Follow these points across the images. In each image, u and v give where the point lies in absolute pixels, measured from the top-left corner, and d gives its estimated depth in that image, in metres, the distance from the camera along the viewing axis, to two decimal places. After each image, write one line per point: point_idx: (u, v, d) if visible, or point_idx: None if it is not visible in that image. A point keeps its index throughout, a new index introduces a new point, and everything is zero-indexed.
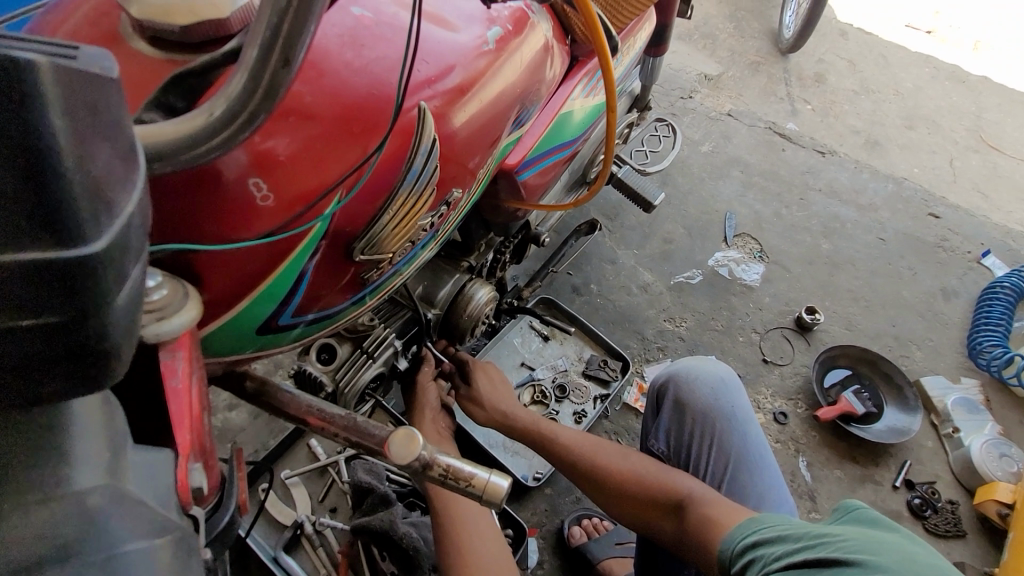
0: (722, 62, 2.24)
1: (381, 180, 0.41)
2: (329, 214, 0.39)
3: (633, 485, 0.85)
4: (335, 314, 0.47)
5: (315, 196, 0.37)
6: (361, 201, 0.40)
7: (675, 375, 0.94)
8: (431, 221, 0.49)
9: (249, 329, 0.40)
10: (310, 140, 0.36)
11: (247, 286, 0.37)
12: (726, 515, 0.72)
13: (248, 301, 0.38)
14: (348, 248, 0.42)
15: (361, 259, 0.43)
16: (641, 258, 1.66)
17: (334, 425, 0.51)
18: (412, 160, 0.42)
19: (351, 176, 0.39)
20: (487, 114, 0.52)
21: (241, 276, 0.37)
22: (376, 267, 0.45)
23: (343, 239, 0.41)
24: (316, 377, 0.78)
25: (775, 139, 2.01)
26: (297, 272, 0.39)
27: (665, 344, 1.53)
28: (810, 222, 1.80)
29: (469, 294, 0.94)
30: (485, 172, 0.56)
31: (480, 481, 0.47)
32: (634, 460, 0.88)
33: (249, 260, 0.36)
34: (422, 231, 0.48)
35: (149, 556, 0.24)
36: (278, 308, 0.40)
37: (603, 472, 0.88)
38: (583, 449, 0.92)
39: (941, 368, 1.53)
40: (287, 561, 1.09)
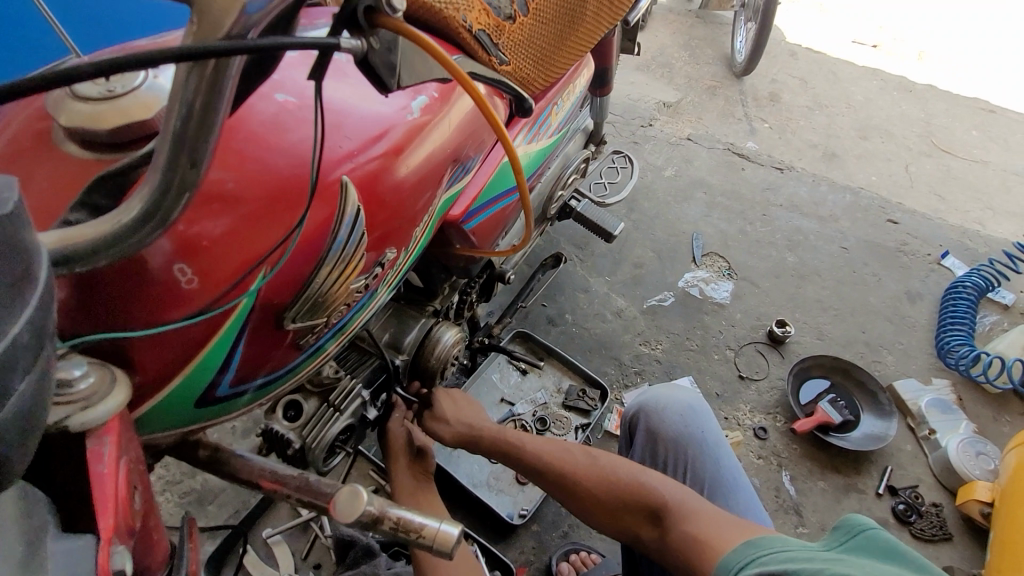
0: (680, 89, 2.34)
1: (308, 252, 0.43)
2: (255, 290, 0.41)
3: (607, 490, 0.82)
4: (279, 377, 0.49)
5: (240, 275, 0.39)
6: (288, 273, 0.43)
7: (645, 405, 0.92)
8: (366, 282, 0.51)
9: (186, 403, 0.42)
10: (235, 224, 0.39)
11: (180, 363, 0.39)
12: (712, 530, 0.69)
13: (181, 377, 0.40)
14: (279, 317, 0.44)
15: (293, 327, 0.45)
16: (614, 285, 1.70)
17: (287, 487, 0.52)
18: (338, 229, 0.45)
19: (275, 253, 0.41)
20: (417, 176, 0.55)
21: (174, 355, 0.39)
22: (312, 332, 0.47)
23: (274, 309, 0.43)
24: (283, 435, 0.80)
25: (734, 159, 2.09)
26: (229, 347, 0.41)
27: (642, 368, 1.55)
28: (774, 237, 1.86)
29: (436, 337, 0.96)
30: (423, 228, 0.59)
31: (431, 531, 0.49)
32: (604, 461, 0.85)
33: (181, 338, 0.38)
34: (357, 293, 0.50)
35: None
36: (217, 378, 0.42)
37: (576, 477, 0.85)
38: (550, 455, 0.90)
39: (914, 370, 1.56)
40: None
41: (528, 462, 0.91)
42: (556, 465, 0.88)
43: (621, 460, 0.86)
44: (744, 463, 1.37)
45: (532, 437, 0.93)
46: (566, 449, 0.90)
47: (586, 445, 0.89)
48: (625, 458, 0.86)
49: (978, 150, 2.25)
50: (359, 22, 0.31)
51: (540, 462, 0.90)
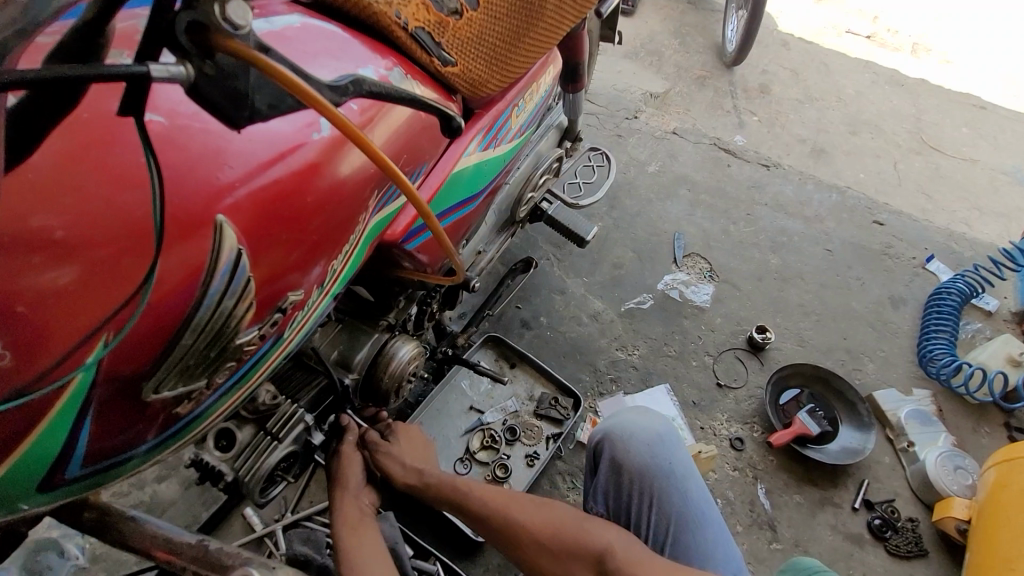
0: (667, 78, 2.25)
1: (165, 311, 0.41)
2: (93, 362, 0.39)
3: (553, 540, 0.76)
4: (175, 433, 0.48)
5: (72, 344, 0.38)
6: (141, 335, 0.41)
7: (611, 432, 0.86)
8: (262, 331, 0.49)
9: (33, 481, 0.40)
10: (63, 289, 0.37)
11: (17, 438, 0.38)
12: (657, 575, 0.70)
13: (20, 456, 0.38)
14: (141, 386, 0.42)
15: (161, 397, 0.44)
16: (592, 287, 1.64)
17: (182, 558, 0.46)
18: (210, 281, 0.43)
19: (116, 317, 0.39)
20: (321, 210, 0.51)
21: (9, 427, 0.37)
22: (188, 400, 0.46)
23: (132, 377, 0.42)
24: (214, 467, 0.74)
25: (720, 155, 2.03)
26: (78, 415, 0.40)
27: (618, 374, 1.50)
28: (758, 238, 1.80)
29: (391, 352, 0.90)
30: (343, 260, 0.57)
31: None
32: (547, 508, 0.79)
33: (15, 416, 0.37)
34: (250, 345, 0.48)
35: None
36: (74, 446, 0.41)
37: (518, 530, 0.77)
38: (490, 503, 0.81)
39: (894, 379, 1.53)
40: None
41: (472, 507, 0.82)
42: (500, 514, 0.79)
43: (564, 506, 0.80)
44: (719, 476, 1.34)
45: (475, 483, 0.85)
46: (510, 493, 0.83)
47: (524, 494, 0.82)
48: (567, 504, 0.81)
49: (968, 148, 2.20)
50: (183, 44, 0.34)
51: (482, 514, 0.80)
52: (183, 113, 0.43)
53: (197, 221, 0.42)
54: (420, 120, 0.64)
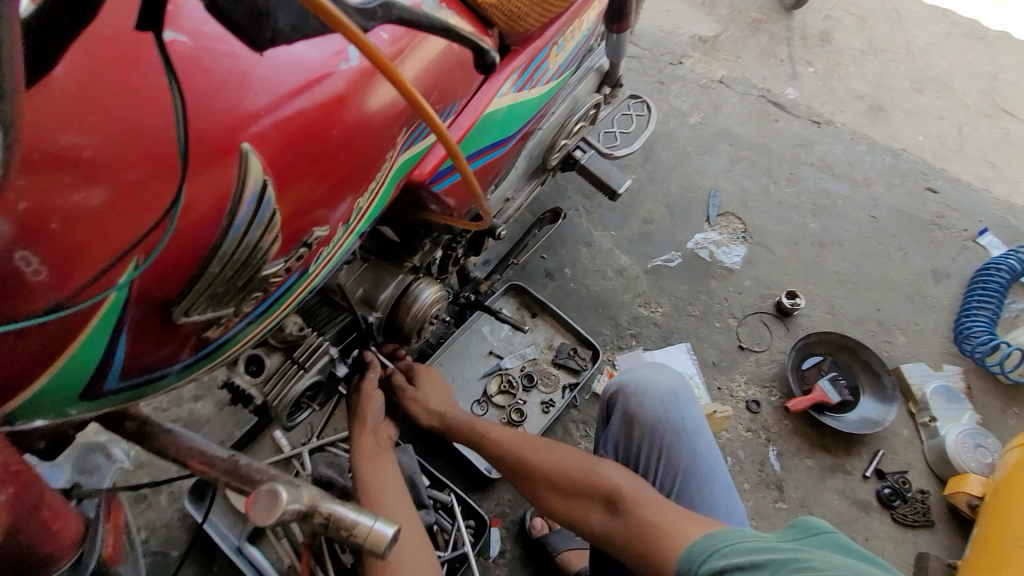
0: (719, 21, 2.09)
1: (193, 238, 0.43)
2: (126, 283, 0.41)
3: (565, 481, 0.78)
4: (207, 355, 0.51)
5: (105, 265, 0.39)
6: (169, 259, 0.42)
7: (625, 386, 0.87)
8: (288, 265, 0.50)
9: (74, 392, 0.43)
10: (94, 209, 0.38)
11: (57, 351, 0.40)
12: (663, 514, 0.68)
13: (59, 368, 0.40)
14: (171, 309, 0.44)
15: (191, 320, 0.46)
16: (619, 241, 1.61)
17: (215, 470, 0.49)
18: (236, 212, 0.43)
19: (146, 241, 0.40)
20: (348, 144, 0.51)
21: (51, 338, 0.39)
22: (217, 324, 0.48)
23: (163, 300, 0.44)
24: (244, 391, 0.77)
25: (768, 108, 1.91)
26: (112, 333, 0.42)
27: (639, 330, 1.49)
28: (799, 200, 1.72)
29: (414, 294, 0.92)
30: (369, 198, 0.57)
31: (363, 529, 0.46)
32: (562, 452, 0.82)
33: (52, 329, 0.39)
34: (276, 277, 0.49)
35: None
36: (111, 361, 0.43)
37: (534, 469, 0.82)
38: (510, 445, 0.86)
39: (925, 354, 1.48)
40: (250, 551, 1.12)
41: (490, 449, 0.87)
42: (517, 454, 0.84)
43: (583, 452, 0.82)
44: (731, 435, 1.35)
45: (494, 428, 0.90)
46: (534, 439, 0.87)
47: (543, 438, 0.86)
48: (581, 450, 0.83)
49: None
50: None
51: (504, 453, 0.86)
52: (208, 34, 0.43)
53: (223, 149, 0.42)
54: (453, 54, 0.62)
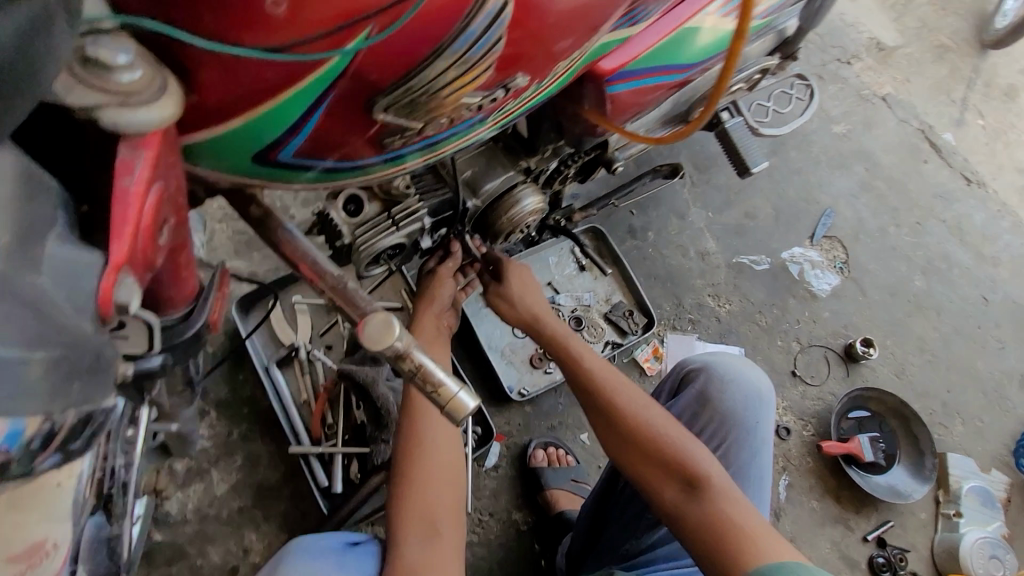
0: (903, 33, 1.85)
1: (428, 31, 0.38)
2: (350, 51, 0.36)
3: (648, 437, 0.71)
4: (353, 167, 0.47)
5: (340, 23, 0.34)
6: (396, 46, 0.37)
7: (711, 367, 0.83)
8: (481, 102, 0.46)
9: (247, 151, 0.40)
10: None
11: (250, 102, 0.36)
12: (750, 523, 0.64)
13: (241, 121, 0.37)
14: (371, 100, 0.40)
15: (384, 119, 0.41)
16: (713, 225, 1.52)
17: (324, 283, 0.49)
18: (475, 19, 0.38)
19: (387, 14, 0.35)
20: None
21: (250, 84, 0.35)
22: (400, 135, 0.44)
23: (368, 87, 0.39)
24: (336, 226, 0.77)
25: (921, 146, 1.72)
26: (307, 104, 0.38)
27: (698, 318, 1.44)
28: (913, 252, 1.59)
29: (517, 197, 0.87)
30: (567, 65, 0.52)
31: (446, 392, 0.46)
32: (655, 409, 0.74)
33: (260, 72, 0.34)
34: (466, 110, 0.45)
35: (18, 370, 0.25)
36: (290, 133, 0.39)
37: (618, 411, 0.74)
38: (598, 375, 0.78)
39: (976, 452, 1.40)
40: (276, 375, 1.19)
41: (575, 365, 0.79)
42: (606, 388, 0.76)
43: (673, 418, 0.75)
44: None
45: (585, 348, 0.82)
46: (622, 378, 0.79)
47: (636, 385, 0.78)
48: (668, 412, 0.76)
49: None
50: None
51: (590, 380, 0.78)
52: None
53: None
54: None
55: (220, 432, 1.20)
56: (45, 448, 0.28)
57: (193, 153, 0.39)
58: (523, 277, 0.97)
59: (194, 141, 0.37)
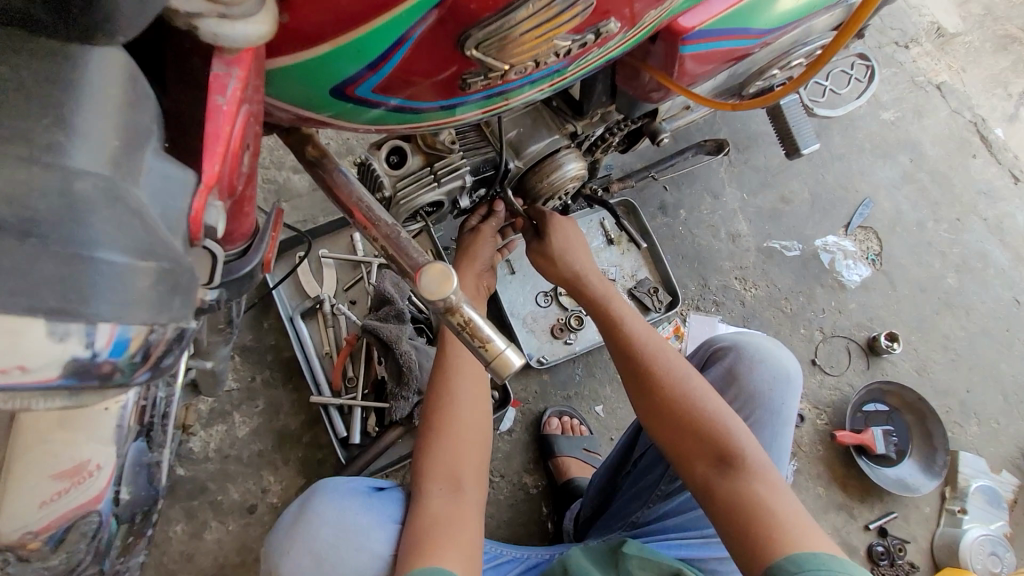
0: (969, 20, 1.76)
1: None
2: None
3: (685, 411, 0.73)
4: (417, 110, 0.45)
5: None
6: None
7: (742, 346, 0.82)
8: (568, 48, 0.44)
9: (326, 83, 0.38)
10: None
11: (338, 29, 0.34)
12: (780, 505, 0.64)
13: (330, 48, 0.35)
14: (462, 35, 0.38)
15: (472, 58, 0.39)
16: (747, 206, 1.49)
17: (376, 232, 0.48)
18: None
19: None
20: None
21: (336, 7, 0.33)
22: (483, 76, 0.42)
23: (462, 19, 0.37)
24: (378, 177, 0.76)
25: (972, 140, 1.65)
26: (397, 37, 0.36)
27: (722, 300, 1.42)
28: (950, 249, 1.55)
29: (559, 162, 0.85)
30: (655, 15, 0.50)
31: (494, 349, 0.45)
32: (694, 381, 0.75)
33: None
34: (553, 56, 0.44)
35: (125, 275, 0.24)
36: (371, 66, 0.38)
37: (657, 379, 0.76)
38: (639, 342, 0.80)
39: (988, 453, 1.40)
40: (300, 325, 1.20)
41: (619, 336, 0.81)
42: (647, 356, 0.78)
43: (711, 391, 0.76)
44: None
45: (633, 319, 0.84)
46: (667, 351, 0.80)
47: (679, 355, 0.79)
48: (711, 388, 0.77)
49: None
50: None
51: (631, 346, 0.80)
52: None
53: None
54: None
55: (244, 376, 1.22)
56: (144, 361, 0.28)
57: (275, 80, 0.38)
58: (567, 236, 0.92)
59: (279, 66, 0.36)
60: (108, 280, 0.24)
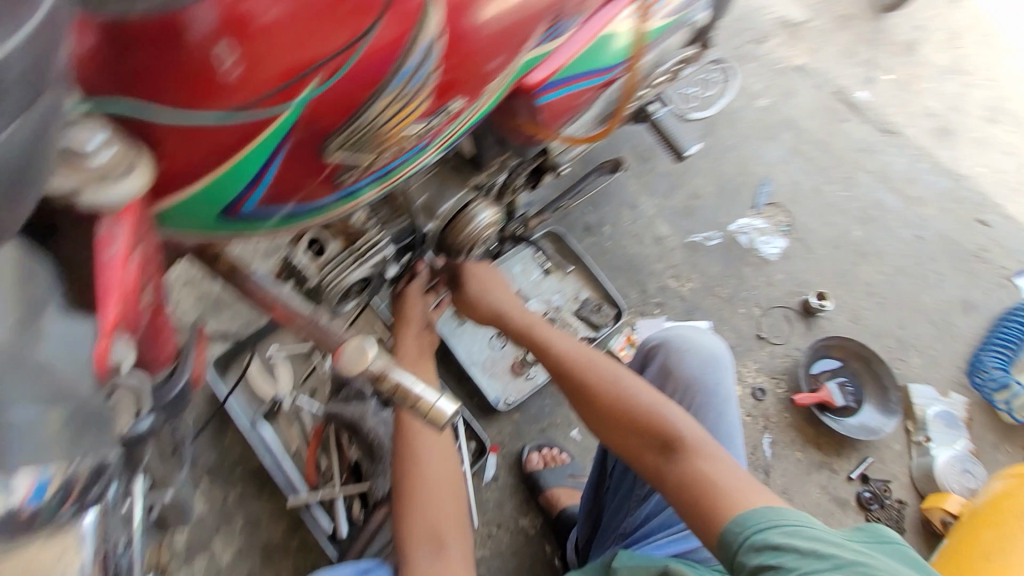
0: (809, 8, 2.00)
1: (370, 73, 0.40)
2: (304, 99, 0.38)
3: (623, 409, 0.74)
4: (312, 208, 0.49)
5: (289, 78, 0.36)
6: (341, 92, 0.39)
7: (669, 341, 0.90)
8: (423, 130, 0.50)
9: (211, 209, 0.41)
10: (296, 14, 0.34)
11: (209, 164, 0.37)
12: (726, 477, 0.64)
13: (205, 181, 0.38)
14: (322, 143, 0.42)
15: (336, 157, 0.44)
16: (663, 209, 1.59)
17: (296, 323, 0.52)
18: (408, 56, 0.41)
19: (332, 62, 0.37)
20: (510, 20, 0.50)
21: (208, 150, 0.36)
22: (351, 171, 0.47)
23: (318, 132, 0.41)
24: (302, 269, 0.80)
25: (838, 107, 1.85)
26: (265, 156, 0.40)
27: (663, 301, 1.50)
28: (848, 204, 1.70)
29: (472, 215, 0.90)
30: (496, 86, 0.57)
31: (426, 404, 0.48)
32: (626, 380, 0.77)
33: (221, 135, 0.36)
34: (411, 138, 0.49)
35: (36, 426, 0.27)
36: (251, 185, 0.41)
37: (590, 387, 0.78)
38: (564, 355, 0.81)
39: (934, 379, 1.51)
40: (264, 430, 1.18)
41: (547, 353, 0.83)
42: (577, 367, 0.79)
43: (647, 385, 0.78)
44: None
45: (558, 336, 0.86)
46: (597, 358, 0.81)
47: (606, 359, 0.81)
48: (648, 384, 0.78)
49: None
50: None
51: (561, 360, 0.81)
52: None
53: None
54: None
55: (216, 495, 1.19)
56: (67, 499, 0.29)
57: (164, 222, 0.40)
58: (482, 276, 1.00)
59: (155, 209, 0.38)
60: (22, 436, 0.26)
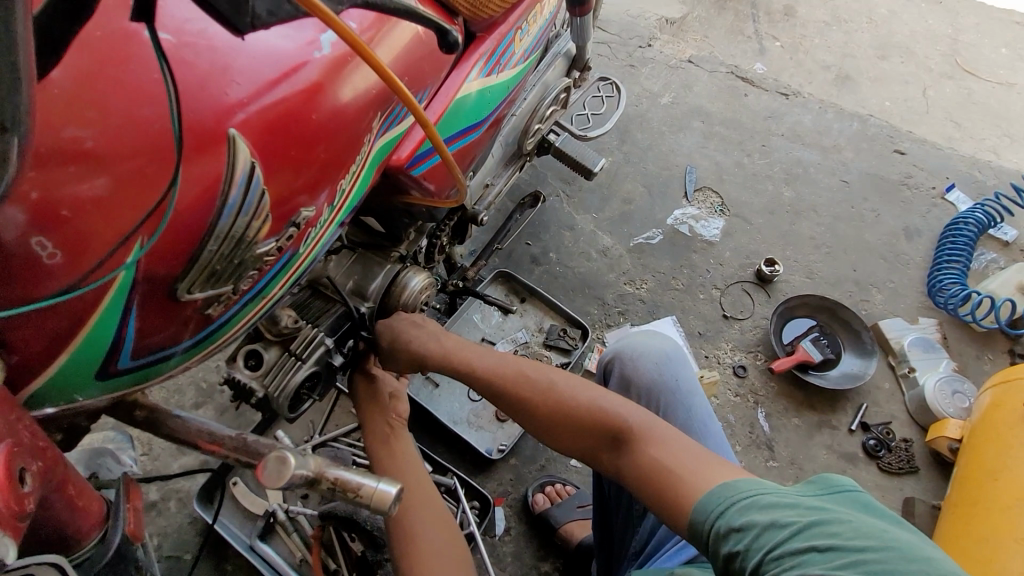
0: (685, 2, 2.12)
1: (195, 217, 0.44)
2: (133, 263, 0.42)
3: (567, 416, 0.81)
4: (207, 338, 0.53)
5: (111, 247, 0.40)
6: (170, 241, 0.44)
7: (621, 352, 0.92)
8: (279, 244, 0.52)
9: (88, 375, 0.44)
10: (101, 193, 0.39)
11: (64, 340, 0.41)
12: (673, 459, 0.68)
13: (67, 356, 0.42)
14: (173, 288, 0.46)
15: (194, 296, 0.47)
16: (601, 222, 1.64)
17: (225, 448, 0.52)
18: (228, 193, 0.45)
19: (148, 223, 0.42)
20: (335, 125, 0.54)
21: (62, 327, 0.41)
22: (218, 301, 0.50)
23: (164, 280, 0.45)
24: (245, 384, 0.79)
25: (737, 84, 1.95)
26: (120, 316, 0.43)
27: (625, 308, 1.53)
28: (772, 169, 1.77)
29: (403, 282, 0.94)
30: (351, 180, 0.60)
31: (368, 490, 0.49)
32: (562, 384, 0.84)
33: (69, 310, 0.40)
34: (269, 256, 0.51)
35: None
36: (120, 343, 0.45)
37: (532, 399, 0.84)
38: (501, 375, 0.89)
39: (901, 310, 1.54)
40: (263, 548, 1.15)
41: (480, 378, 0.90)
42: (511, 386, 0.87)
43: (582, 382, 0.84)
44: (721, 400, 1.40)
45: (486, 359, 0.92)
46: (528, 370, 0.88)
47: (542, 366, 0.88)
48: (584, 380, 0.85)
49: (1005, 71, 2.06)
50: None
51: (496, 382, 0.88)
52: (190, 31, 0.45)
53: (212, 134, 0.45)
54: (422, 42, 0.66)
55: None
56: None
57: (54, 401, 0.44)
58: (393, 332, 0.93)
59: (34, 391, 0.42)
60: None
